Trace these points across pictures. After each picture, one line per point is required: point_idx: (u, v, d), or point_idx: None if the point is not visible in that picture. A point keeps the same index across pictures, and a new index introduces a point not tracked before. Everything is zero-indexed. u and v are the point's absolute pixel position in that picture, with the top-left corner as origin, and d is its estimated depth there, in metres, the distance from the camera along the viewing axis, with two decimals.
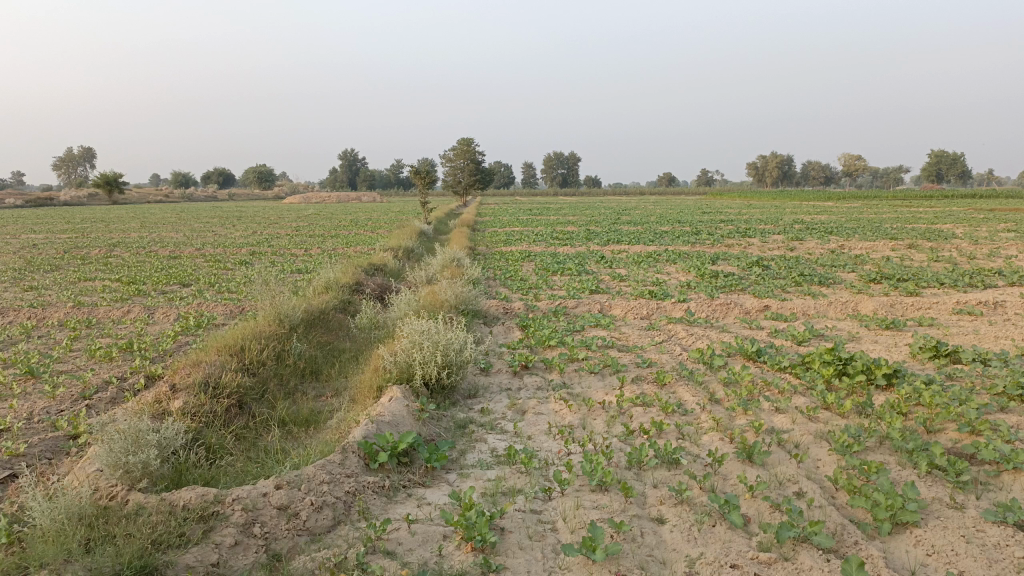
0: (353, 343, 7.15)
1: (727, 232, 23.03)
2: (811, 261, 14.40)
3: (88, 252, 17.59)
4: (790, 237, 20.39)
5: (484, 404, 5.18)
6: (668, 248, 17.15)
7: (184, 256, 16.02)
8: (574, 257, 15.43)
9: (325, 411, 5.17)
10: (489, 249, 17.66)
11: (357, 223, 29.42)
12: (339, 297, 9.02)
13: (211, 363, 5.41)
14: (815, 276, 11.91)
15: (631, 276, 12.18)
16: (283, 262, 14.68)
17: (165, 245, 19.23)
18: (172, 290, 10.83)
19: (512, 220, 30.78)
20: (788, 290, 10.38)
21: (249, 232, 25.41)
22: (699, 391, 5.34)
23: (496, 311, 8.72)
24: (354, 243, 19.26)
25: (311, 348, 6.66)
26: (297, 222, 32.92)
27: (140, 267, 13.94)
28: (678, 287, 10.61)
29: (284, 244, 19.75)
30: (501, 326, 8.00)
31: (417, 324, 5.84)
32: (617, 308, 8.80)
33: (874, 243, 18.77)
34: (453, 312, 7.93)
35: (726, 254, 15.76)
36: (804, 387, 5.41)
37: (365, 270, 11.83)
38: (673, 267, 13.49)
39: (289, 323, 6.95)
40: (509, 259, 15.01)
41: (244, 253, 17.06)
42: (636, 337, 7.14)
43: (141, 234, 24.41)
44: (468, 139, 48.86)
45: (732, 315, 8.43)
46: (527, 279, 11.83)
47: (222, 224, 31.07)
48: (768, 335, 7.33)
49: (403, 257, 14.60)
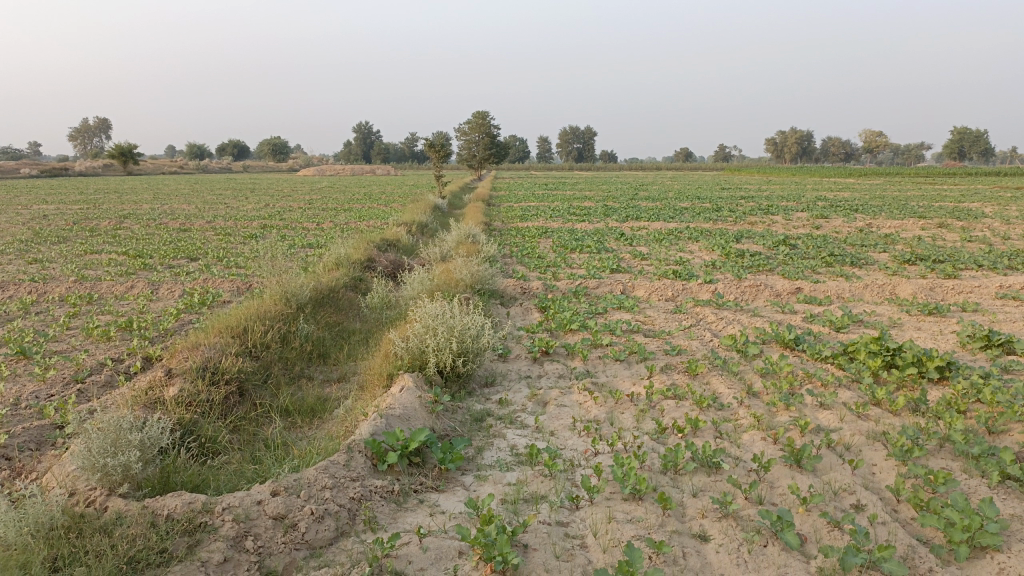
0: (363, 325, 6.79)
1: (749, 209, 22.48)
2: (839, 240, 13.89)
3: (97, 223, 17.31)
4: (814, 215, 19.83)
5: (502, 394, 4.79)
6: (689, 225, 16.66)
7: (194, 229, 15.71)
8: (593, 234, 14.98)
9: (331, 400, 4.81)
10: (504, 224, 17.23)
11: (371, 197, 29.04)
12: (349, 274, 8.64)
13: (210, 346, 5.05)
14: (845, 256, 11.43)
15: (653, 255, 11.74)
16: (293, 236, 14.31)
17: (175, 217, 18.92)
18: (179, 264, 10.50)
19: (527, 194, 30.32)
20: (819, 271, 9.92)
21: (262, 205, 25.07)
22: (735, 383, 4.94)
23: (514, 291, 8.31)
24: (366, 217, 18.87)
25: (319, 329, 6.29)
26: (310, 195, 32.57)
27: (148, 240, 13.62)
28: (702, 267, 10.17)
29: (295, 217, 19.40)
30: (519, 307, 7.59)
31: (431, 307, 5.45)
32: (640, 289, 8.37)
33: (903, 222, 18.20)
34: (468, 291, 7.54)
35: (750, 231, 15.27)
36: (850, 380, 4.99)
37: (377, 246, 11.45)
38: (696, 245, 13.03)
39: (296, 303, 6.58)
40: (526, 235, 14.59)
41: (255, 226, 16.72)
42: (663, 321, 6.73)
43: (152, 205, 24.12)
44: (484, 112, 48.25)
45: (762, 297, 8.00)
46: (545, 256, 11.42)
47: (234, 196, 30.82)
48: (803, 319, 6.89)
49: (417, 232, 14.20)
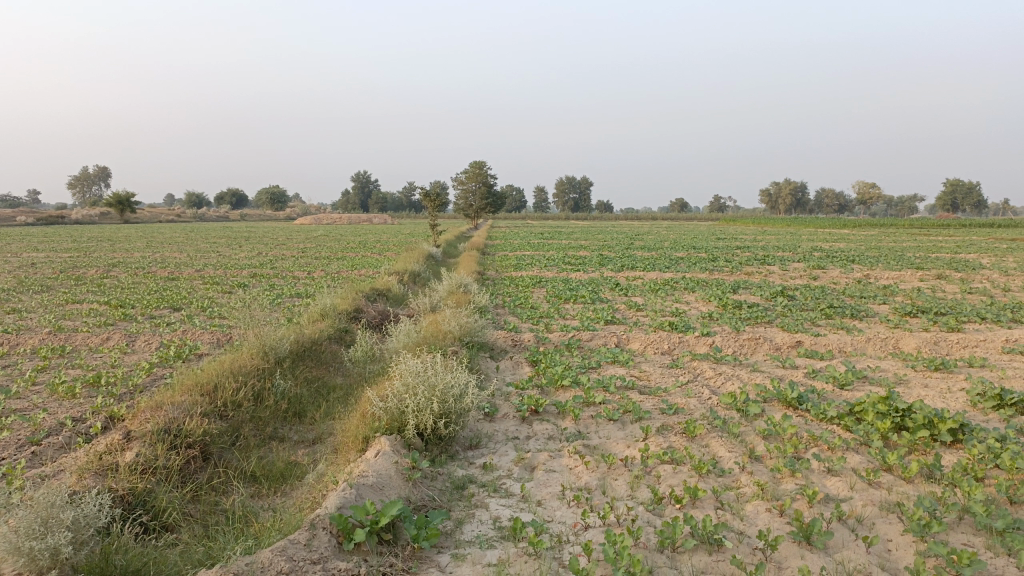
0: (345, 379, 6.47)
1: (745, 259, 22.34)
2: (838, 291, 13.68)
3: (85, 272, 17.06)
4: (811, 266, 19.70)
5: (487, 458, 4.47)
6: (685, 275, 16.47)
7: (182, 278, 15.47)
8: (588, 283, 14.76)
9: (303, 466, 4.48)
10: (498, 274, 17.00)
11: (365, 246, 28.94)
12: (335, 325, 8.36)
13: (176, 406, 4.74)
14: (845, 308, 11.18)
15: (649, 306, 11.48)
16: (283, 286, 14.05)
17: (165, 266, 18.70)
18: (160, 314, 10.21)
19: (523, 244, 30.21)
20: (819, 323, 9.66)
21: (254, 254, 24.89)
22: (736, 446, 4.63)
23: (504, 343, 8.01)
24: (359, 265, 18.66)
25: (297, 385, 5.98)
26: (305, 243, 32.48)
27: (134, 289, 13.36)
28: (699, 318, 9.91)
29: (287, 266, 19.18)
30: (510, 360, 7.28)
31: (413, 363, 5.15)
32: (635, 341, 8.09)
33: (901, 273, 18.04)
34: (457, 344, 7.25)
35: (747, 282, 15.07)
36: (858, 443, 4.68)
37: (366, 295, 11.19)
38: (692, 296, 12.81)
39: (274, 357, 6.27)
40: (520, 285, 14.36)
41: (246, 275, 16.49)
42: (659, 377, 6.43)
43: (144, 253, 23.93)
44: (481, 162, 48.63)
45: (761, 351, 7.71)
46: (538, 307, 11.17)
47: (229, 245, 30.68)
48: (805, 375, 6.60)
49: (409, 282, 13.96)
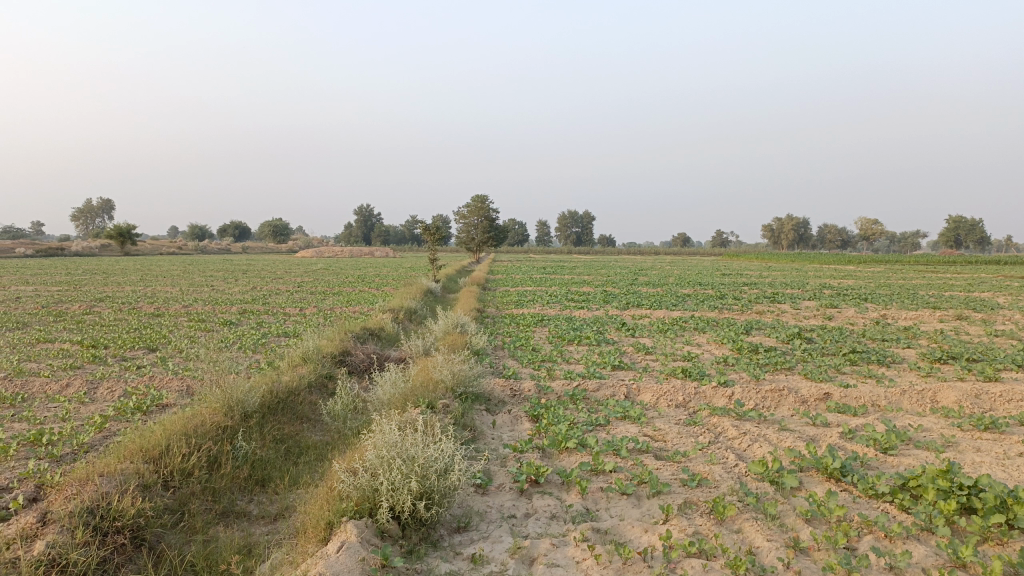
0: (320, 438, 5.73)
1: (754, 297, 21.64)
2: (858, 333, 12.93)
3: (68, 307, 16.35)
4: (824, 305, 18.98)
5: (477, 547, 3.70)
6: (694, 314, 15.77)
7: (167, 314, 14.78)
8: (593, 322, 14.07)
9: (255, 556, 3.73)
10: (498, 311, 16.30)
11: (364, 280, 28.36)
12: (317, 372, 7.63)
13: (109, 480, 4.01)
14: (868, 353, 10.44)
15: (658, 349, 10.75)
16: (271, 323, 13.35)
17: (153, 300, 18.05)
18: (134, 356, 9.48)
19: (525, 279, 29.62)
20: (844, 371, 8.91)
21: (249, 287, 24.25)
22: (775, 532, 3.88)
23: (502, 393, 7.23)
24: (353, 302, 17.97)
25: (263, 446, 5.24)
26: (302, 276, 31.82)
27: (112, 327, 12.65)
28: (714, 364, 9.17)
29: (279, 301, 18.53)
30: (508, 415, 6.49)
31: (392, 426, 4.41)
32: (647, 392, 7.34)
33: (920, 313, 17.30)
34: (449, 396, 6.52)
35: (760, 322, 14.36)
36: (920, 530, 3.92)
37: (357, 336, 10.49)
38: (704, 337, 12.09)
39: (241, 413, 5.54)
40: (521, 323, 13.67)
41: (234, 311, 15.79)
42: (676, 438, 5.67)
43: (135, 287, 23.36)
44: (483, 196, 48.22)
45: (786, 406, 6.97)
46: (540, 349, 10.46)
47: (225, 278, 30.06)
48: (841, 436, 5.84)
49: (404, 320, 13.27)
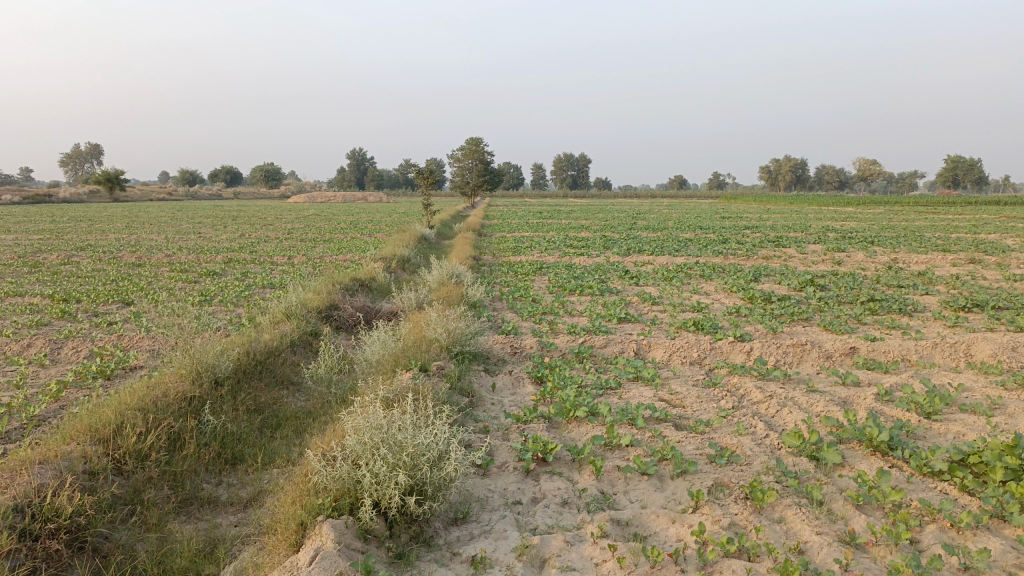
0: (301, 407, 5.16)
1: (758, 241, 20.99)
2: (872, 279, 12.35)
3: (45, 257, 15.66)
4: (831, 248, 18.40)
5: (477, 546, 3.13)
6: (699, 260, 15.17)
7: (148, 264, 14.11)
8: (594, 270, 13.46)
9: (216, 561, 3.17)
10: (495, 259, 15.64)
11: (357, 227, 27.63)
12: (301, 329, 7.03)
13: (45, 469, 3.43)
14: (887, 301, 9.86)
15: (665, 298, 10.16)
16: (257, 273, 12.69)
17: (136, 249, 17.31)
18: (107, 311, 8.85)
19: (521, 224, 28.90)
20: (866, 322, 8.36)
21: (237, 235, 23.51)
22: (824, 524, 3.33)
23: (502, 351, 6.64)
24: (345, 250, 17.31)
25: (235, 418, 4.66)
26: (294, 223, 31.04)
27: (88, 278, 11.99)
28: (727, 316, 8.61)
29: (267, 249, 17.82)
30: (508, 376, 5.93)
31: (376, 404, 3.81)
32: (658, 347, 6.77)
33: (931, 257, 16.71)
34: (443, 356, 5.93)
35: (768, 268, 13.78)
36: (990, 518, 3.38)
37: (346, 287, 9.89)
38: (712, 285, 11.51)
39: (211, 380, 4.96)
40: (520, 272, 13.07)
41: (220, 260, 15.12)
42: (696, 403, 5.11)
43: (120, 235, 22.58)
44: (478, 138, 47.07)
45: (810, 363, 6.44)
46: (541, 300, 9.88)
47: (213, 225, 29.26)
48: (877, 399, 5.30)
49: (397, 269, 12.63)
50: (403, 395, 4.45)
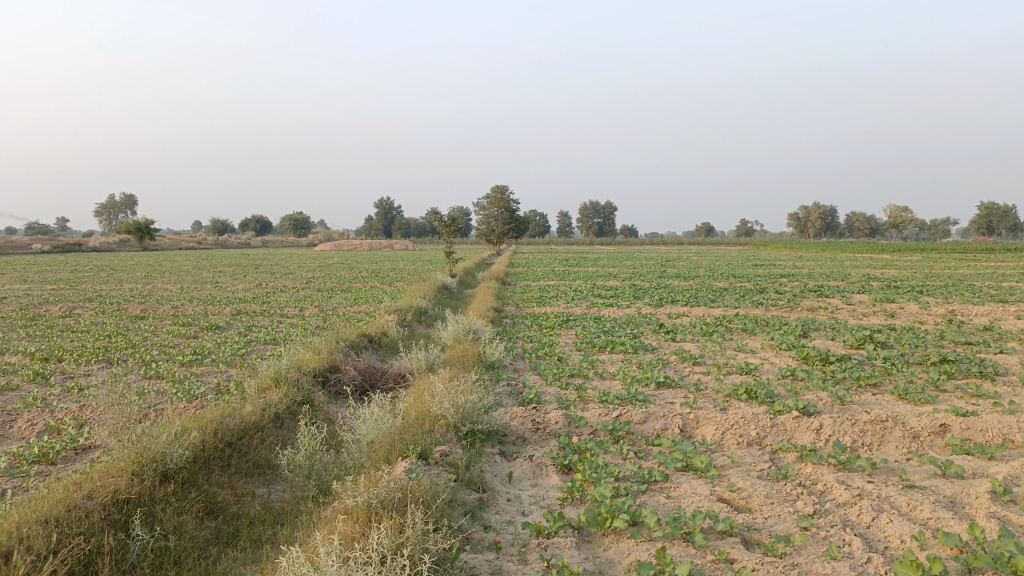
0: (270, 508, 4.15)
1: (798, 290, 19.81)
2: (934, 335, 11.16)
3: (47, 309, 14.95)
4: (879, 299, 17.17)
5: None
6: (738, 312, 14.03)
7: (150, 317, 13.29)
8: (626, 323, 12.40)
9: None
10: (518, 311, 14.66)
11: (378, 275, 26.86)
12: (289, 398, 6.07)
13: None
14: (962, 361, 8.68)
15: (707, 357, 9.07)
16: (262, 327, 11.82)
17: (144, 301, 16.58)
18: (85, 373, 7.97)
19: (547, 272, 27.95)
20: (944, 390, 7.22)
21: (254, 284, 22.83)
22: None
23: (522, 426, 5.60)
24: (361, 300, 16.43)
25: (179, 530, 3.67)
26: (314, 271, 30.35)
27: (80, 334, 11.17)
28: (781, 381, 7.51)
29: (280, 300, 17.01)
30: (528, 461, 4.89)
31: (338, 540, 2.79)
32: (708, 423, 5.70)
33: (992, 309, 15.41)
34: (449, 439, 4.92)
35: (815, 321, 12.64)
36: None
37: (351, 343, 8.96)
38: (757, 342, 10.41)
39: (157, 475, 4.00)
40: (545, 325, 12.06)
41: (227, 312, 14.28)
42: (765, 505, 4.02)
43: (134, 285, 21.96)
44: (503, 186, 46.58)
45: (894, 447, 5.35)
46: (569, 359, 8.86)
47: (232, 274, 28.61)
48: (997, 500, 4.19)
49: (411, 323, 11.70)
50: (384, 513, 3.43)
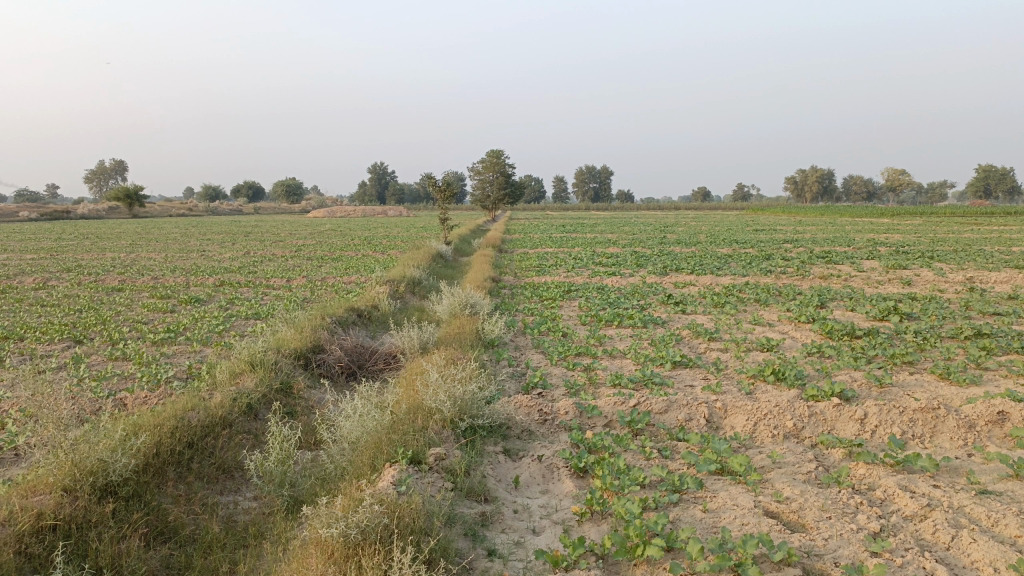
0: (233, 526, 3.51)
1: (805, 256, 19.14)
2: (959, 305, 10.50)
3: (22, 280, 14.22)
4: (890, 265, 16.51)
5: None
6: (748, 280, 13.36)
7: (128, 289, 12.57)
8: (630, 293, 11.73)
9: None
10: (517, 280, 13.96)
11: (371, 243, 26.12)
12: (266, 383, 5.41)
13: None
14: (999, 335, 8.02)
15: (723, 332, 8.39)
16: (245, 300, 11.13)
17: (125, 271, 15.86)
18: (45, 354, 7.29)
19: (544, 239, 27.18)
20: (989, 370, 6.55)
21: (242, 253, 22.05)
22: None
23: (527, 419, 4.94)
24: (351, 270, 15.71)
25: (116, 563, 3.02)
26: (306, 239, 29.60)
27: (50, 308, 10.47)
28: (809, 359, 6.85)
29: (268, 270, 16.28)
30: (537, 462, 4.22)
31: None
32: (738, 412, 5.05)
33: (1011, 275, 14.75)
34: (445, 439, 4.25)
35: (830, 290, 11.98)
36: None
37: (339, 319, 8.27)
38: (773, 314, 9.74)
39: (95, 491, 3.35)
40: (546, 296, 11.37)
41: (211, 283, 13.58)
42: (823, 522, 3.37)
43: (118, 255, 21.21)
44: (497, 151, 45.66)
45: (952, 442, 4.69)
46: (574, 334, 8.19)
47: (220, 242, 27.84)
48: None
49: (404, 295, 11.01)
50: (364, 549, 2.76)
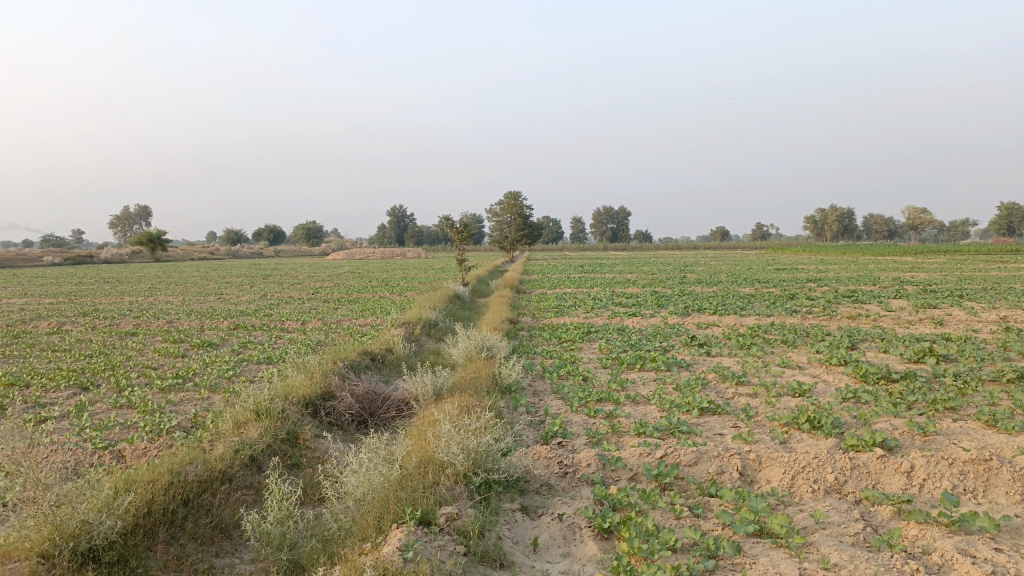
0: None
1: (829, 296, 18.71)
2: (997, 346, 10.05)
3: (37, 325, 14.13)
4: (919, 304, 16.04)
5: None
6: (773, 321, 12.99)
7: (141, 333, 12.42)
8: (652, 334, 11.40)
9: None
10: (535, 322, 13.67)
11: (388, 284, 25.99)
12: (271, 433, 5.14)
13: None
14: None
15: (750, 376, 8.03)
16: (258, 343, 10.92)
17: (141, 315, 15.76)
18: (49, 401, 7.07)
19: (562, 280, 26.94)
20: None
21: (258, 296, 21.96)
22: None
23: (546, 472, 4.61)
24: (367, 312, 15.49)
25: None
26: (323, 281, 29.55)
27: (61, 353, 10.31)
28: (844, 405, 6.47)
29: (283, 312, 16.12)
30: (557, 521, 3.89)
31: None
32: (774, 464, 4.70)
33: None
34: (457, 496, 3.93)
35: (859, 330, 11.57)
36: None
37: (351, 363, 8.01)
38: (801, 356, 9.36)
39: (76, 557, 3.08)
40: (564, 339, 11.06)
41: (225, 326, 13.40)
42: None
43: (135, 298, 21.19)
44: (515, 192, 45.75)
45: (1010, 497, 4.30)
46: (594, 378, 7.87)
47: (237, 285, 27.83)
48: None
49: (419, 338, 10.75)
50: None
